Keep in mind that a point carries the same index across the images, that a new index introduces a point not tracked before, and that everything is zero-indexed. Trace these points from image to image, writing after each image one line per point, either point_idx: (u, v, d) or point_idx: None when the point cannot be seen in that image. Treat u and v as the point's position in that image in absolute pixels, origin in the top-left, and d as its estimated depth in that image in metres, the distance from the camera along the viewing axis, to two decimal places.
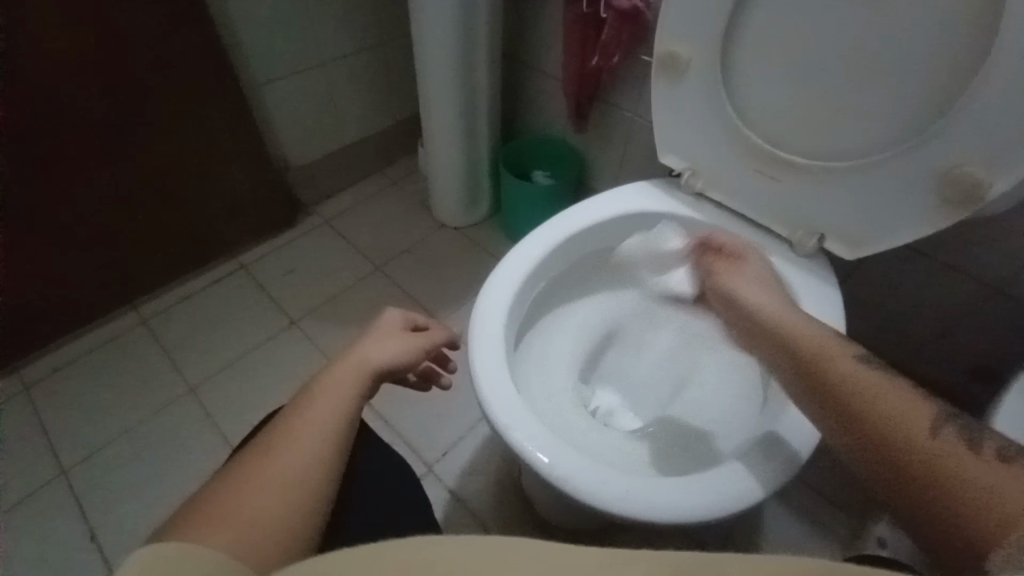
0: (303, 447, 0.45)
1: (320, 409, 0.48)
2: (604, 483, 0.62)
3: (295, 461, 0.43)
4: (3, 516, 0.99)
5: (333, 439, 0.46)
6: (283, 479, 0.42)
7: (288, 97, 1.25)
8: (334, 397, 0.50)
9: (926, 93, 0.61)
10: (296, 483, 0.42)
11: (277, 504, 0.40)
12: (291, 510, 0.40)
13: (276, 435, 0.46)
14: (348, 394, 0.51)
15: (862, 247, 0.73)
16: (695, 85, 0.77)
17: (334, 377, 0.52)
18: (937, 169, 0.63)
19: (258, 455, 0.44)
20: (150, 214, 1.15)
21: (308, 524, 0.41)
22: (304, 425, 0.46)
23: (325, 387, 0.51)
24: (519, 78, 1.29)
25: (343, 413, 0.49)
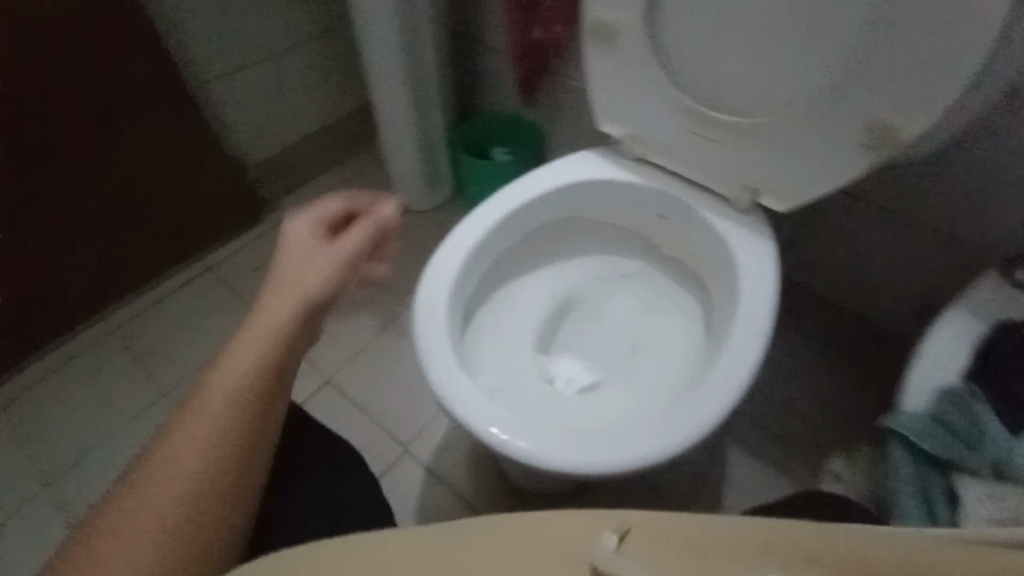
0: (200, 441, 0.46)
1: (221, 395, 0.48)
2: (538, 446, 0.66)
3: (190, 478, 0.45)
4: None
5: (231, 446, 0.46)
6: (189, 476, 0.45)
7: (237, 92, 1.24)
8: (233, 393, 0.48)
9: (834, 45, 0.63)
10: (189, 500, 0.44)
11: (171, 518, 0.43)
12: (186, 523, 0.43)
13: (175, 438, 0.47)
14: (246, 385, 0.48)
15: (793, 199, 0.75)
16: (624, 55, 0.78)
17: (239, 355, 0.50)
18: (853, 120, 0.65)
19: (158, 459, 0.46)
20: (107, 224, 1.15)
21: (216, 531, 0.45)
22: (202, 427, 0.46)
23: (228, 364, 0.49)
24: (469, 56, 1.28)
25: (250, 393, 0.48)
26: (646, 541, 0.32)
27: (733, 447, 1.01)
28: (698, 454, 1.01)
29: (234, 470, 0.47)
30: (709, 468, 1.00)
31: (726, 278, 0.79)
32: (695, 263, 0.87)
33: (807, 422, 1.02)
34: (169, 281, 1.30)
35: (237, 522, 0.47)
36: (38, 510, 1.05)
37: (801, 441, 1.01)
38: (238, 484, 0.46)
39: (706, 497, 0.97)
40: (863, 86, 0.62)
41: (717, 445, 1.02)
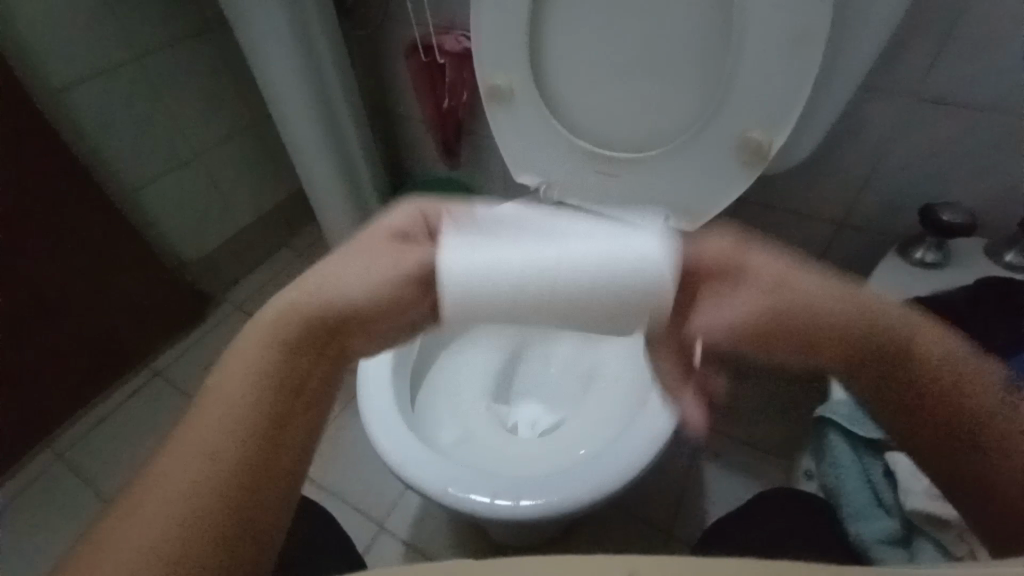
0: (228, 432, 0.35)
1: (234, 383, 0.37)
2: (494, 499, 0.66)
3: (232, 451, 0.35)
4: None
5: (253, 417, 0.36)
6: (173, 497, 0.32)
7: (169, 194, 1.25)
8: (258, 361, 0.38)
9: (701, 80, 0.72)
10: (258, 476, 0.35)
11: (161, 528, 0.31)
12: (203, 516, 0.32)
13: (199, 420, 0.36)
14: (270, 358, 0.38)
15: (700, 216, 0.81)
16: (524, 112, 0.84)
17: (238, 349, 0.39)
18: (732, 139, 0.73)
19: (183, 442, 0.35)
20: (36, 344, 1.10)
21: (273, 520, 0.35)
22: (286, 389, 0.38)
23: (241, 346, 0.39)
24: (392, 130, 1.35)
25: (259, 382, 0.37)
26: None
27: (704, 460, 1.02)
28: (672, 474, 1.02)
29: (213, 485, 0.33)
30: (685, 486, 1.00)
31: None
32: None
33: (770, 424, 1.05)
34: (114, 395, 1.26)
35: (262, 532, 0.34)
36: None
37: (769, 444, 1.03)
38: (301, 454, 0.38)
39: (688, 518, 0.97)
40: (732, 110, 0.71)
41: (689, 461, 1.03)
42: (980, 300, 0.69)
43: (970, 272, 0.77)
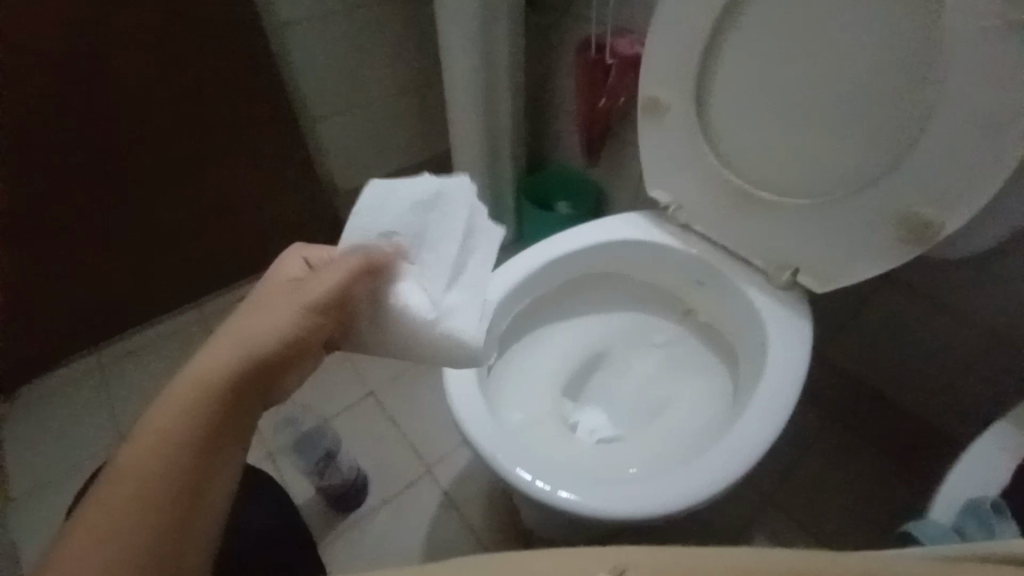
0: (167, 443, 0.36)
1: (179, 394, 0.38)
2: (536, 480, 0.69)
3: (187, 456, 0.37)
4: (61, 477, 1.14)
5: (194, 439, 0.37)
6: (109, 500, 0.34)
7: (342, 130, 1.42)
8: (203, 389, 0.39)
9: (878, 141, 0.67)
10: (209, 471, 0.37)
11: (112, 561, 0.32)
12: (151, 527, 0.34)
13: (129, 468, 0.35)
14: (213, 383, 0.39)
15: (831, 281, 0.75)
16: (676, 129, 0.83)
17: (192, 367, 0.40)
18: (897, 212, 0.67)
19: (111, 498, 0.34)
20: (212, 223, 1.33)
21: (207, 512, 0.36)
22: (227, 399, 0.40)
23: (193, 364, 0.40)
24: (543, 117, 1.40)
25: (196, 405, 0.38)
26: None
27: (756, 532, 0.96)
28: (718, 529, 0.97)
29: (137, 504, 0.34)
30: (728, 550, 0.95)
31: (754, 352, 0.80)
32: (727, 332, 0.88)
33: (844, 520, 0.96)
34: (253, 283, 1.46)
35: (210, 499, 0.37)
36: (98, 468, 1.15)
37: (837, 542, 0.94)
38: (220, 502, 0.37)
39: None
40: (904, 179, 0.65)
41: (739, 527, 0.97)
42: None
43: None
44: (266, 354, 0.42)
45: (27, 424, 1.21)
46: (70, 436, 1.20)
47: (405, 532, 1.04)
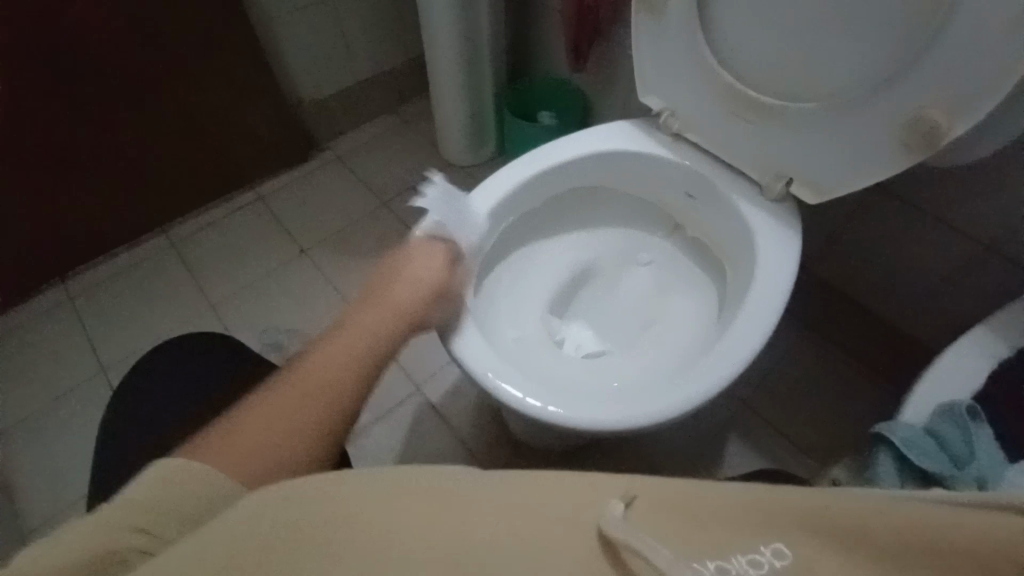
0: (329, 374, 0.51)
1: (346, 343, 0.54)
2: (526, 398, 0.70)
3: (268, 450, 0.44)
4: (47, 408, 1.12)
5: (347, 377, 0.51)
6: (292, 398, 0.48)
7: (303, 31, 1.28)
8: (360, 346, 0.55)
9: (892, 35, 0.61)
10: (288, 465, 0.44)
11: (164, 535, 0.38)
12: (293, 434, 0.46)
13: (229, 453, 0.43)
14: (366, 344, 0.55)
15: (826, 192, 0.73)
16: (674, 24, 0.76)
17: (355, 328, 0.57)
18: (907, 115, 0.63)
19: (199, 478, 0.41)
20: (171, 138, 1.21)
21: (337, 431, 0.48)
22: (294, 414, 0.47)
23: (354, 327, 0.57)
24: (526, 15, 1.27)
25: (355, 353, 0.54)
26: (651, 504, 0.34)
27: (733, 435, 1.02)
28: (698, 435, 1.02)
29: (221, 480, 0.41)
30: (708, 454, 1.00)
31: (744, 268, 0.79)
32: (717, 247, 0.86)
33: (814, 422, 1.02)
34: (223, 206, 1.36)
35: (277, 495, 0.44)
36: (83, 398, 1.14)
37: (807, 442, 1.00)
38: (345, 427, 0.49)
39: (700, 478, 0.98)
40: (919, 77, 0.60)
41: (718, 430, 1.02)
42: None
43: None
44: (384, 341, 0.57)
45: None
46: (49, 367, 1.16)
47: (398, 446, 1.07)
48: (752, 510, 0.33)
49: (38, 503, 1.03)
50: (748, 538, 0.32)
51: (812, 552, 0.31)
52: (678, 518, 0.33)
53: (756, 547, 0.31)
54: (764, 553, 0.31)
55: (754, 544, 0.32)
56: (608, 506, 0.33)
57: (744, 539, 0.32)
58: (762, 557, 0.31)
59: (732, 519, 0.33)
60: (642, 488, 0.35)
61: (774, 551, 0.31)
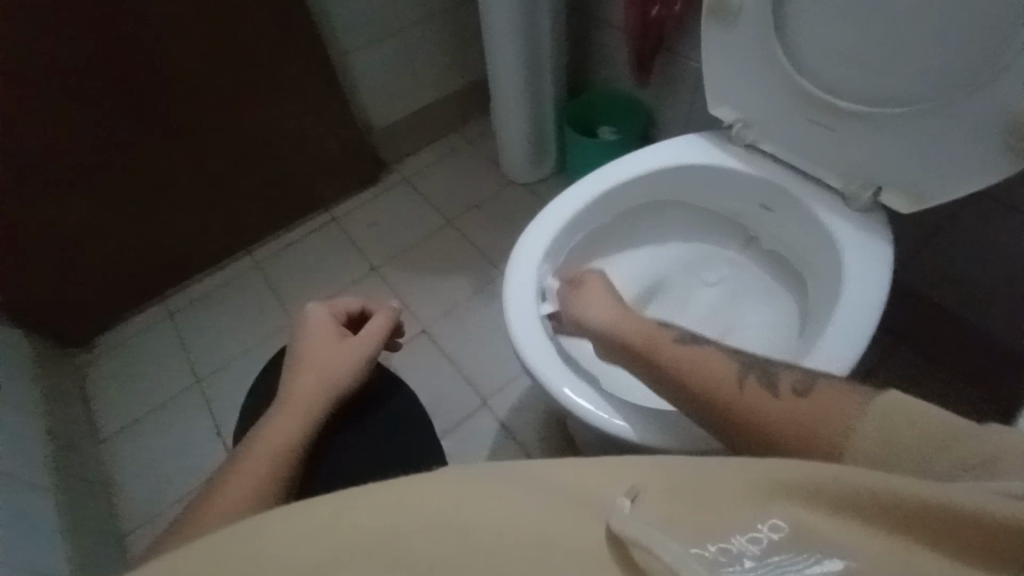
0: (268, 442, 0.56)
1: (296, 405, 0.60)
2: (596, 410, 0.70)
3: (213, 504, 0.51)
4: (150, 415, 1.23)
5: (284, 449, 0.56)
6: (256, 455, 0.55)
7: (375, 62, 1.37)
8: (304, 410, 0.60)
9: (987, 34, 0.58)
10: (300, 448, 0.57)
11: (207, 516, 0.50)
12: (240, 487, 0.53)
13: (252, 442, 0.57)
14: (308, 405, 0.60)
15: (922, 199, 0.69)
16: (745, 34, 0.76)
17: (296, 391, 0.61)
18: (1010, 118, 0.59)
19: (232, 466, 0.55)
20: (256, 164, 1.31)
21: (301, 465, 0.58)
22: (293, 397, 0.60)
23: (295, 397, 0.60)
24: (586, 33, 1.29)
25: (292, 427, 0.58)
26: (663, 494, 0.31)
27: None
28: None
29: (245, 465, 0.54)
30: None
31: (827, 280, 0.75)
32: (797, 258, 0.83)
33: None
34: (300, 227, 1.45)
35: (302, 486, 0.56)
36: (182, 406, 1.24)
37: None
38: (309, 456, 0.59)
39: None
40: (1021, 77, 0.57)
41: None
42: None
43: None
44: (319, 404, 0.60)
45: (109, 368, 1.29)
46: (152, 378, 1.28)
47: (464, 459, 1.09)
48: (759, 483, 0.30)
49: (144, 503, 1.13)
50: (744, 517, 0.29)
51: (812, 521, 0.28)
52: (685, 504, 0.30)
53: (756, 525, 0.29)
54: (763, 529, 0.29)
55: (752, 521, 0.29)
56: (612, 502, 0.30)
57: (743, 513, 0.29)
58: (762, 534, 0.28)
59: (729, 495, 0.30)
60: (647, 477, 0.32)
61: (771, 525, 0.29)
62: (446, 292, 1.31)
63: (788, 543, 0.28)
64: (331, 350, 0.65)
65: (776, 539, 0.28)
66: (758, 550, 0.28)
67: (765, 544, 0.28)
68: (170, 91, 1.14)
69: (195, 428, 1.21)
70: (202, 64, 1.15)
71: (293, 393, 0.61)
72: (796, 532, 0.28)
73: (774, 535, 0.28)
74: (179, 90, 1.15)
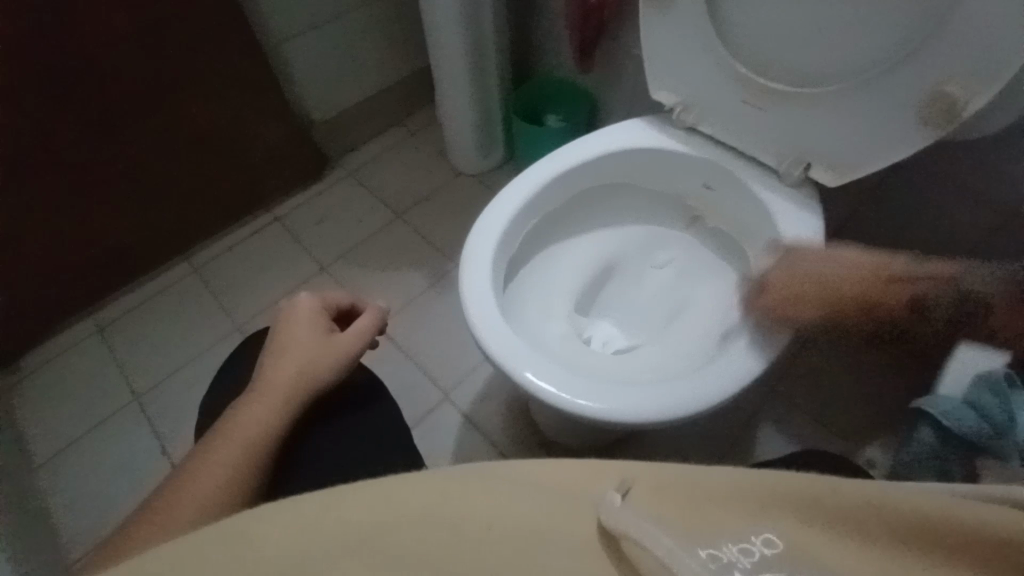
0: (238, 439, 0.53)
1: (270, 399, 0.57)
2: (561, 392, 0.71)
3: (177, 505, 0.48)
4: (84, 439, 1.14)
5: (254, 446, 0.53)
6: (226, 452, 0.52)
7: (312, 51, 1.31)
8: (280, 406, 0.57)
9: (901, 16, 0.62)
10: (272, 444, 0.55)
11: (176, 505, 0.48)
12: (206, 484, 0.50)
13: (219, 436, 0.55)
14: (285, 401, 0.57)
15: (847, 173, 0.73)
16: (682, 20, 0.79)
17: (271, 385, 0.58)
18: (925, 94, 0.64)
19: (204, 453, 0.53)
20: (187, 163, 1.23)
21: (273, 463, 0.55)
22: (268, 387, 0.58)
23: (267, 392, 0.57)
24: (528, 21, 1.30)
25: (266, 423, 0.55)
26: (658, 491, 0.29)
27: (763, 420, 1.03)
28: (732, 423, 1.04)
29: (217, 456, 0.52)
30: (736, 442, 1.02)
31: (767, 253, 0.80)
32: (738, 234, 0.87)
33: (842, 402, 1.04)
34: (242, 229, 1.39)
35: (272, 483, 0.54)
36: (120, 426, 1.16)
37: (835, 421, 1.02)
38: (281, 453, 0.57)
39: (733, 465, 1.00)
40: (931, 56, 0.62)
41: (748, 420, 1.04)
42: None
43: None
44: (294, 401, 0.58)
45: (31, 392, 1.19)
46: (84, 398, 1.18)
47: (429, 456, 1.09)
48: (751, 491, 0.27)
49: (83, 533, 1.05)
50: (741, 523, 0.27)
51: (808, 539, 0.26)
52: (678, 505, 0.28)
53: (749, 536, 0.27)
54: (757, 542, 0.26)
55: (747, 531, 0.27)
56: (601, 497, 0.29)
57: (735, 525, 0.27)
58: (754, 547, 0.26)
59: (727, 501, 0.28)
60: (638, 471, 0.30)
61: (765, 539, 0.26)
62: (400, 287, 1.29)
63: (782, 560, 0.26)
64: (316, 338, 0.63)
65: (769, 555, 0.26)
66: (750, 563, 0.26)
67: (757, 558, 0.26)
68: (84, 86, 1.05)
69: (136, 448, 1.13)
70: (124, 54, 1.07)
71: (268, 387, 0.58)
72: (791, 549, 0.26)
73: (768, 550, 0.26)
74: (96, 85, 1.06)
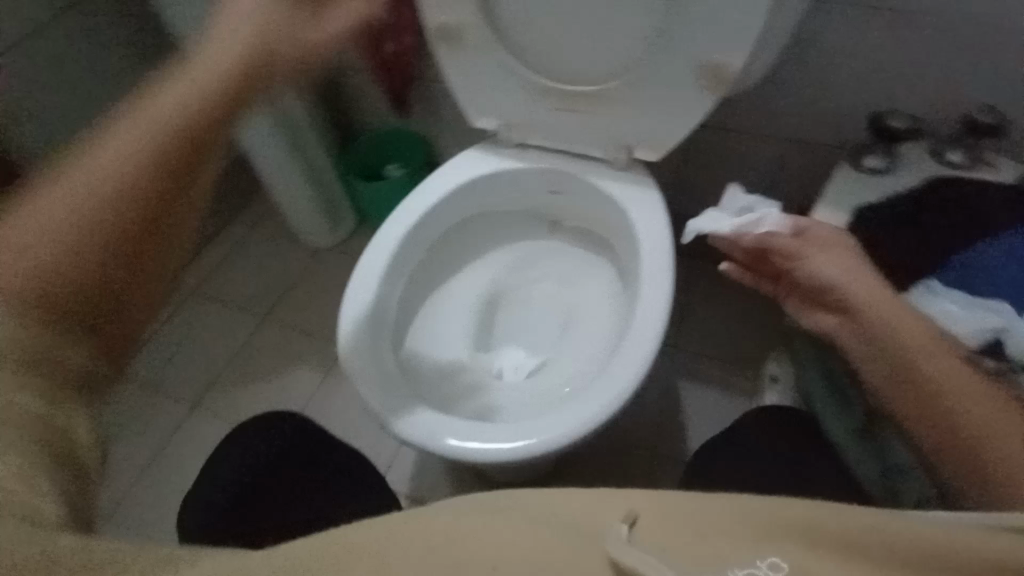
0: (81, 198, 0.31)
1: (146, 118, 0.32)
2: (485, 445, 0.68)
3: None
4: None
5: (106, 220, 0.31)
6: (64, 217, 0.31)
7: None
8: (172, 128, 0.32)
9: (653, 4, 0.70)
10: (133, 227, 0.32)
11: (35, 251, 0.30)
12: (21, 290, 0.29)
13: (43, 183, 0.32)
14: (172, 135, 0.32)
15: (664, 146, 0.81)
16: (474, 52, 0.81)
17: (163, 99, 0.33)
18: (695, 62, 0.72)
19: (91, 146, 0.32)
20: None
21: (158, 281, 0.33)
22: (192, 67, 0.34)
23: (149, 102, 0.33)
24: (333, 82, 1.27)
25: (160, 149, 0.32)
26: (666, 519, 0.30)
27: (679, 379, 1.10)
28: (654, 394, 1.09)
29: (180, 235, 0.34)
30: (662, 410, 1.08)
31: (625, 238, 0.85)
32: (595, 227, 0.92)
33: (735, 337, 1.13)
34: None
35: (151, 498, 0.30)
36: None
37: (736, 356, 1.11)
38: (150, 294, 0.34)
39: (667, 433, 1.05)
40: (689, 33, 0.69)
41: (665, 386, 1.10)
42: (922, 195, 0.75)
43: (918, 173, 0.80)
44: (197, 116, 0.33)
45: None
46: None
47: None
48: (757, 517, 0.30)
49: None
50: (745, 552, 0.29)
51: (809, 559, 0.28)
52: (682, 534, 0.30)
53: (755, 562, 0.28)
54: (764, 566, 0.28)
55: (751, 558, 0.29)
56: (612, 530, 0.29)
57: (738, 552, 0.29)
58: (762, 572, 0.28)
59: (734, 539, 0.29)
60: (644, 504, 0.30)
61: (771, 564, 0.28)
62: (294, 389, 1.19)
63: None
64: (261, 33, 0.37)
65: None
66: None
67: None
68: None
69: None
70: None
71: (163, 85, 0.34)
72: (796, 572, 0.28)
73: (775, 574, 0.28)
74: None
